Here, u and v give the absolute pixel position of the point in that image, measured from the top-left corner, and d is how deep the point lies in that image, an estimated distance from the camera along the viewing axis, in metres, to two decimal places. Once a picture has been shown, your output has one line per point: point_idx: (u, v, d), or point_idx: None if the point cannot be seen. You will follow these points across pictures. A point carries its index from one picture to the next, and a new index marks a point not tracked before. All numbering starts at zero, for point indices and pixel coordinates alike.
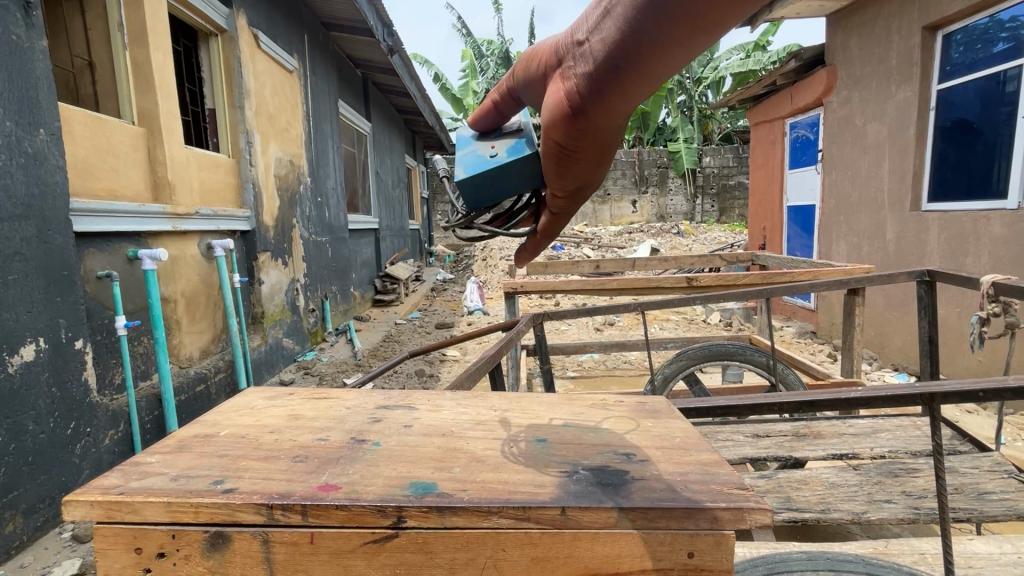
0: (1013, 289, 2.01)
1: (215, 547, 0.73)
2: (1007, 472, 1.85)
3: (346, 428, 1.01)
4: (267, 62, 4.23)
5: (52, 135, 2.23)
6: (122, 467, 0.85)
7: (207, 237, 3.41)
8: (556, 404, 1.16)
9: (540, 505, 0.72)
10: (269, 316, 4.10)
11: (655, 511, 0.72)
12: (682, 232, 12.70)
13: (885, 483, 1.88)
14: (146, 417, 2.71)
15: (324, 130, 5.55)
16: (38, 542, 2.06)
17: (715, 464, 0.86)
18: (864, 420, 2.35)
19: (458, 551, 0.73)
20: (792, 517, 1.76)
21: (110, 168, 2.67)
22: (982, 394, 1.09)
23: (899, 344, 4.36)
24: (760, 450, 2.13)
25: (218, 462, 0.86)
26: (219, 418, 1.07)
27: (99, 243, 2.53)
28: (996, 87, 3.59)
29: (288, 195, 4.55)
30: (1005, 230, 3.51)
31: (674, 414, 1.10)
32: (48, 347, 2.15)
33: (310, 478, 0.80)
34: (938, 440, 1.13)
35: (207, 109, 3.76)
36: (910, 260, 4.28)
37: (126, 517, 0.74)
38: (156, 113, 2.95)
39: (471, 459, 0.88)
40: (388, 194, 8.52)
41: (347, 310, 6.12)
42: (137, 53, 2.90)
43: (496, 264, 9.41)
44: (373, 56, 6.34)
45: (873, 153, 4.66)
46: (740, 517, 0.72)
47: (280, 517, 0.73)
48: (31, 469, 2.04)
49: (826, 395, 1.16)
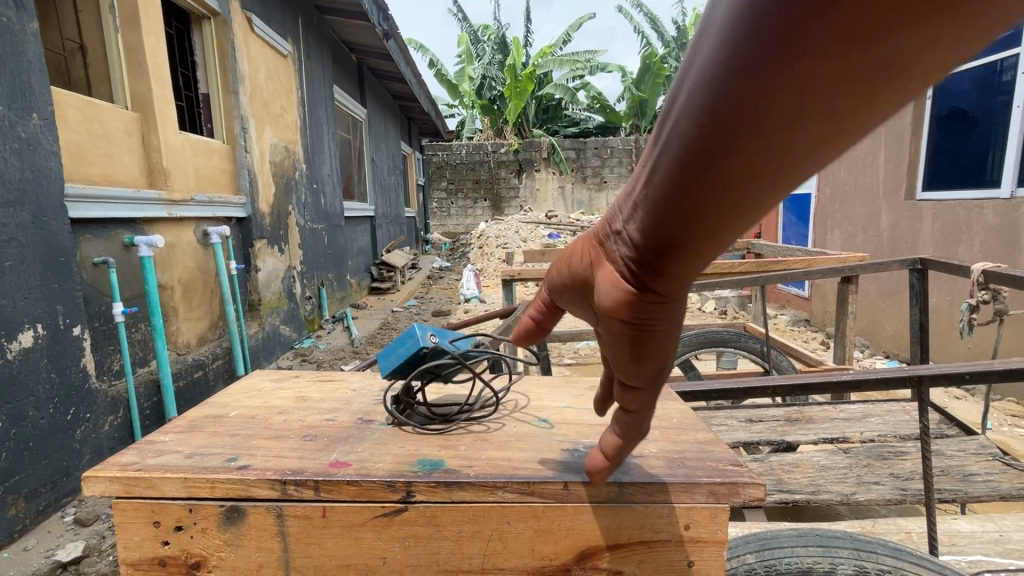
0: (1002, 276, 2.04)
1: (231, 521, 0.76)
2: (993, 454, 1.91)
3: (353, 409, 1.05)
4: (261, 46, 4.18)
5: (45, 120, 2.21)
6: (138, 444, 0.88)
7: (203, 224, 3.40)
8: (556, 386, 1.19)
9: (543, 480, 0.75)
10: (267, 303, 4.11)
11: (654, 485, 0.75)
12: (679, 220, 12.72)
13: (874, 466, 1.93)
14: (145, 403, 2.74)
15: (319, 116, 5.51)
16: (41, 525, 2.09)
17: (711, 443, 0.89)
18: (855, 405, 2.40)
19: (465, 524, 0.76)
20: (783, 498, 1.80)
21: (105, 153, 2.65)
22: (969, 376, 1.12)
23: (890, 332, 4.43)
24: (754, 434, 2.18)
25: (231, 441, 0.88)
26: (228, 399, 1.10)
27: (95, 229, 2.53)
28: (992, 76, 3.61)
29: (283, 181, 4.53)
30: (998, 218, 3.55)
31: (670, 396, 1.13)
32: (46, 333, 2.16)
33: (321, 456, 0.83)
34: (924, 421, 1.17)
35: (201, 94, 3.72)
36: (904, 248, 4.33)
37: (144, 492, 0.77)
38: (150, 97, 2.92)
39: (476, 437, 0.92)
40: (384, 180, 8.48)
41: (344, 297, 6.13)
42: (129, 36, 2.86)
43: (493, 252, 9.42)
44: (369, 41, 6.27)
45: (869, 141, 4.68)
46: (735, 491, 0.75)
47: (292, 492, 0.76)
48: (32, 454, 2.06)
49: (818, 378, 1.20)
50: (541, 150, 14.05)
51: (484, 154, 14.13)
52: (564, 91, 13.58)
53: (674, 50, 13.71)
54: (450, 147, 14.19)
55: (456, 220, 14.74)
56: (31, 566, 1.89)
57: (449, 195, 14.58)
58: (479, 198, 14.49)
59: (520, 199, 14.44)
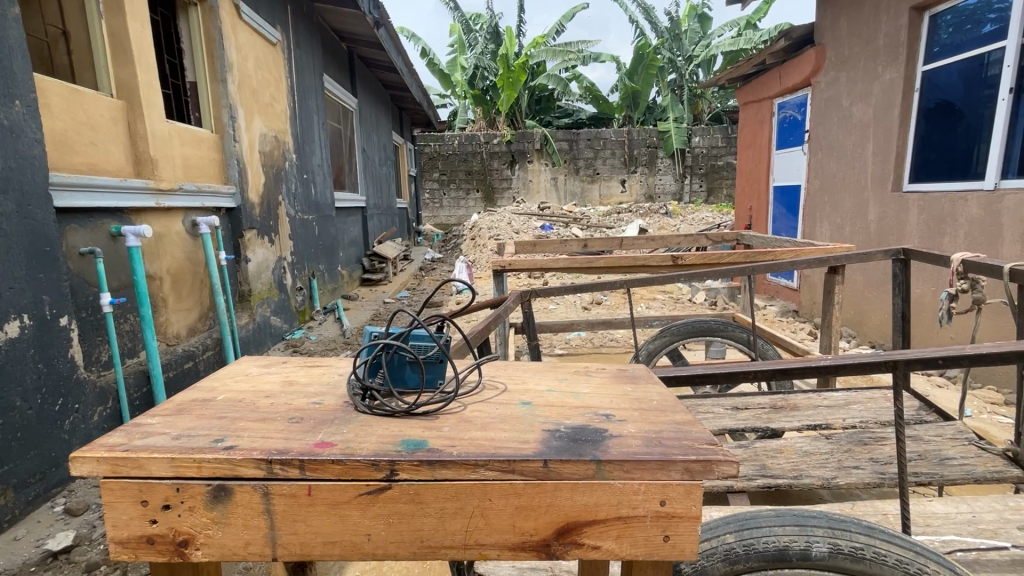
0: (981, 266, 2.09)
1: (218, 499, 0.78)
2: (969, 439, 1.96)
3: (340, 393, 1.06)
4: (249, 34, 4.13)
5: (28, 107, 2.18)
6: (126, 427, 0.89)
7: (192, 214, 3.37)
8: (541, 371, 1.22)
9: (523, 458, 0.78)
10: (257, 294, 4.10)
11: (630, 463, 0.78)
12: (671, 212, 12.76)
13: (854, 451, 1.98)
14: (135, 393, 2.73)
15: (309, 105, 5.46)
16: (30, 516, 2.09)
17: (689, 423, 0.91)
18: (838, 393, 2.45)
19: (447, 501, 0.79)
20: (766, 482, 1.84)
21: (90, 141, 2.62)
22: (943, 360, 1.15)
23: (876, 322, 4.50)
24: (739, 421, 2.23)
25: (218, 423, 0.90)
26: (215, 383, 1.11)
27: (81, 219, 2.50)
28: (978, 70, 3.65)
29: (273, 171, 4.49)
30: (981, 210, 3.61)
31: (653, 380, 1.16)
32: (33, 323, 2.15)
33: (307, 437, 0.85)
34: (899, 405, 1.20)
35: (188, 82, 3.68)
36: (890, 240, 4.39)
37: (132, 471, 0.79)
38: (136, 85, 2.88)
39: (459, 419, 0.94)
40: (375, 171, 8.42)
41: (335, 288, 6.12)
42: (114, 22, 2.81)
43: (485, 244, 9.41)
44: (360, 29, 6.20)
45: (858, 134, 4.72)
46: (708, 468, 0.78)
47: (279, 471, 0.78)
48: (20, 445, 2.06)
49: (798, 362, 1.22)
50: (534, 141, 14.00)
51: (477, 144, 14.05)
52: (557, 82, 13.51)
53: (668, 40, 13.66)
54: (442, 137, 14.10)
55: (449, 211, 14.68)
56: (21, 556, 1.89)
57: (442, 186, 14.51)
58: (472, 189, 14.44)
59: (513, 190, 14.42)
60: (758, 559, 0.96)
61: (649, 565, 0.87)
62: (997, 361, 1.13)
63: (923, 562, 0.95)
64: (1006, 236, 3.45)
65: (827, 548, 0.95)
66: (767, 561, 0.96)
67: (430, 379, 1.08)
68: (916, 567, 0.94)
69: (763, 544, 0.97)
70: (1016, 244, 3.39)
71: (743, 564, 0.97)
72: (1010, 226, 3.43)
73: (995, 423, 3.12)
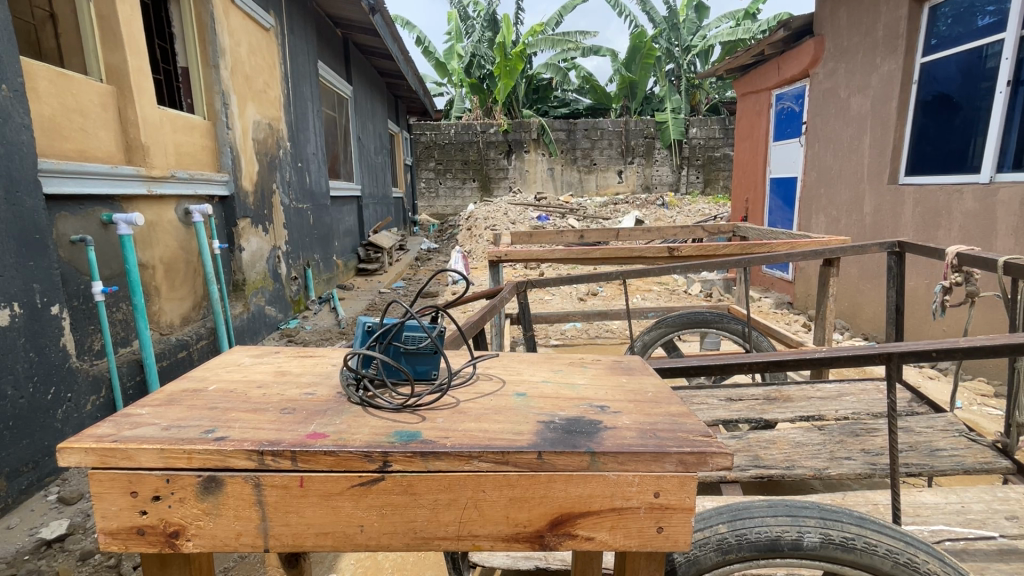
0: (975, 258, 2.06)
1: (209, 490, 0.78)
2: (959, 431, 1.96)
3: (334, 384, 1.06)
4: (241, 18, 4.05)
5: (16, 92, 2.13)
6: (115, 417, 0.88)
7: (184, 201, 3.32)
8: (536, 362, 1.22)
9: (517, 450, 0.78)
10: (252, 283, 4.09)
11: (626, 454, 0.78)
12: (667, 203, 12.81)
13: (847, 442, 1.98)
14: (128, 382, 2.71)
15: (303, 91, 5.38)
16: (24, 504, 2.07)
17: (683, 416, 0.91)
18: (833, 385, 2.46)
19: (440, 493, 0.79)
20: (758, 473, 1.85)
21: (79, 127, 2.58)
22: (937, 353, 1.13)
23: (870, 313, 4.52)
24: (733, 412, 2.23)
25: (209, 413, 0.89)
26: (206, 373, 1.10)
27: (71, 206, 2.47)
28: (977, 62, 3.63)
29: (266, 158, 4.43)
30: (976, 203, 3.61)
31: (648, 372, 1.15)
32: (24, 312, 2.12)
33: (299, 428, 0.84)
34: (893, 398, 1.19)
35: (179, 67, 3.62)
36: (886, 232, 4.39)
37: (121, 462, 0.78)
38: (124, 69, 2.82)
39: (453, 411, 0.93)
40: (370, 160, 8.32)
41: (330, 277, 6.09)
42: (102, 4, 2.74)
43: (482, 234, 9.40)
44: (354, 15, 6.09)
45: (855, 126, 4.70)
46: (702, 460, 0.77)
47: (270, 462, 0.77)
48: (12, 433, 2.04)
49: (794, 354, 1.20)
50: (530, 131, 13.89)
51: (472, 134, 13.96)
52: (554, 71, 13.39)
53: (665, 30, 13.55)
54: (437, 126, 13.97)
55: (445, 201, 14.65)
56: (15, 544, 1.88)
57: (439, 175, 14.40)
58: (467, 178, 14.37)
59: (509, 180, 14.36)
60: (751, 549, 0.96)
61: (643, 556, 0.88)
62: (990, 354, 1.12)
63: (913, 553, 0.95)
64: (1000, 229, 3.47)
65: (818, 538, 0.95)
66: (759, 552, 0.96)
67: (423, 371, 1.07)
68: (906, 558, 0.94)
69: (755, 534, 0.97)
70: (1010, 237, 3.40)
71: (735, 554, 0.97)
72: (1005, 218, 3.44)
73: (985, 415, 3.16)
